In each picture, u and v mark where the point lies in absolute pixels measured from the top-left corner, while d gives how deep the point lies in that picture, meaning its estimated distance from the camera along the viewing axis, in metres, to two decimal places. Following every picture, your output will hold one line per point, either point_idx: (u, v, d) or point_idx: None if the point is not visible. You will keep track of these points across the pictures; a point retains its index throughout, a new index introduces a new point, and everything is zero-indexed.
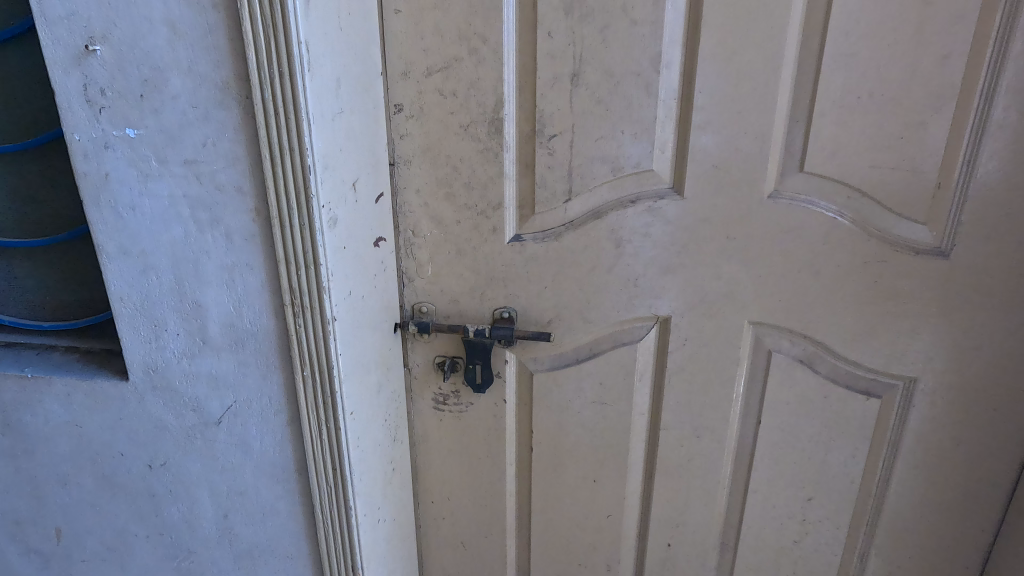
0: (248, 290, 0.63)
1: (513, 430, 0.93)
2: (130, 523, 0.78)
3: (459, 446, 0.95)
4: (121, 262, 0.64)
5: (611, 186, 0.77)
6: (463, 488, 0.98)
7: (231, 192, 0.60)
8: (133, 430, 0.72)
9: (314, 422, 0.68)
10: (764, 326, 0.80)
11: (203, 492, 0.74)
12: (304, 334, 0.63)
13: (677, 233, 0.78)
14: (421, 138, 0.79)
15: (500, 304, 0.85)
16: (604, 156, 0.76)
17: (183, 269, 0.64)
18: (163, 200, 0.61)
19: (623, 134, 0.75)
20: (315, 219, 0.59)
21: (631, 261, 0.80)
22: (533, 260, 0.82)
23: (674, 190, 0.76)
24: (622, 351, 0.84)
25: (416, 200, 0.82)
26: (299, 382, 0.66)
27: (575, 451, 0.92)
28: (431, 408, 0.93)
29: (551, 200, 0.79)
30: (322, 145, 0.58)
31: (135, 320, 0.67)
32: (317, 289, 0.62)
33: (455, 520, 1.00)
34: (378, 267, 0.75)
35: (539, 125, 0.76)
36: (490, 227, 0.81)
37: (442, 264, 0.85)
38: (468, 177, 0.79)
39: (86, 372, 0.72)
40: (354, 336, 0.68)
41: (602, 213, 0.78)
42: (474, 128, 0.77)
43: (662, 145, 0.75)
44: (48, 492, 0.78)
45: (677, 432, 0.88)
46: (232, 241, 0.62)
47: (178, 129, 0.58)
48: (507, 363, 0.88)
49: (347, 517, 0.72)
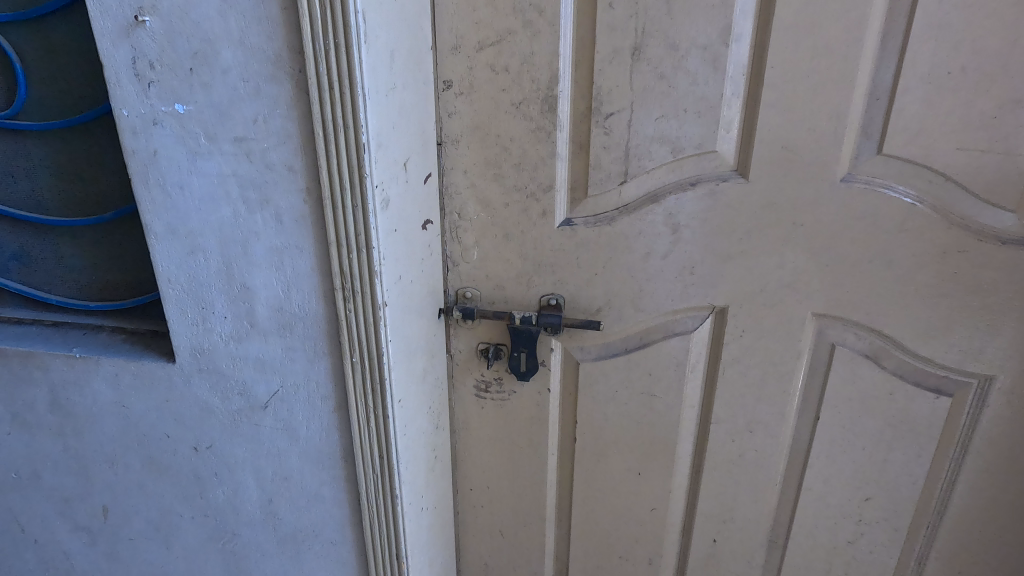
0: (297, 274, 0.61)
1: (556, 420, 0.91)
2: (176, 504, 0.78)
3: (500, 434, 0.94)
4: (169, 243, 0.63)
5: (670, 168, 0.73)
6: (502, 477, 0.96)
7: (281, 171, 0.57)
8: (180, 413, 0.72)
9: (361, 409, 0.66)
10: (828, 318, 0.76)
11: (248, 476, 0.73)
12: (354, 320, 0.61)
13: (738, 219, 0.73)
14: (471, 116, 0.75)
15: (547, 291, 0.82)
16: (664, 136, 0.72)
17: (231, 251, 0.61)
18: (212, 178, 0.59)
19: (686, 113, 0.70)
20: (368, 200, 0.57)
21: (688, 248, 0.76)
22: (583, 245, 0.79)
23: (738, 173, 0.72)
24: (674, 342, 0.81)
25: (463, 181, 0.79)
26: (347, 368, 0.64)
27: (619, 443, 0.89)
28: (473, 395, 0.92)
29: (605, 182, 0.75)
30: (376, 122, 0.55)
31: (182, 302, 0.65)
32: (369, 273, 0.59)
33: (493, 509, 0.99)
34: (425, 251, 0.73)
35: (595, 103, 0.72)
36: (539, 210, 0.78)
37: (488, 249, 0.82)
38: (518, 157, 0.76)
39: (133, 352, 0.71)
40: (403, 321, 0.66)
41: (659, 196, 0.74)
42: (526, 106, 0.73)
43: (728, 125, 0.70)
44: (96, 471, 0.79)
45: (728, 426, 0.84)
46: (281, 222, 0.59)
47: (228, 105, 0.56)
48: (553, 351, 0.86)
49: (393, 505, 0.71)
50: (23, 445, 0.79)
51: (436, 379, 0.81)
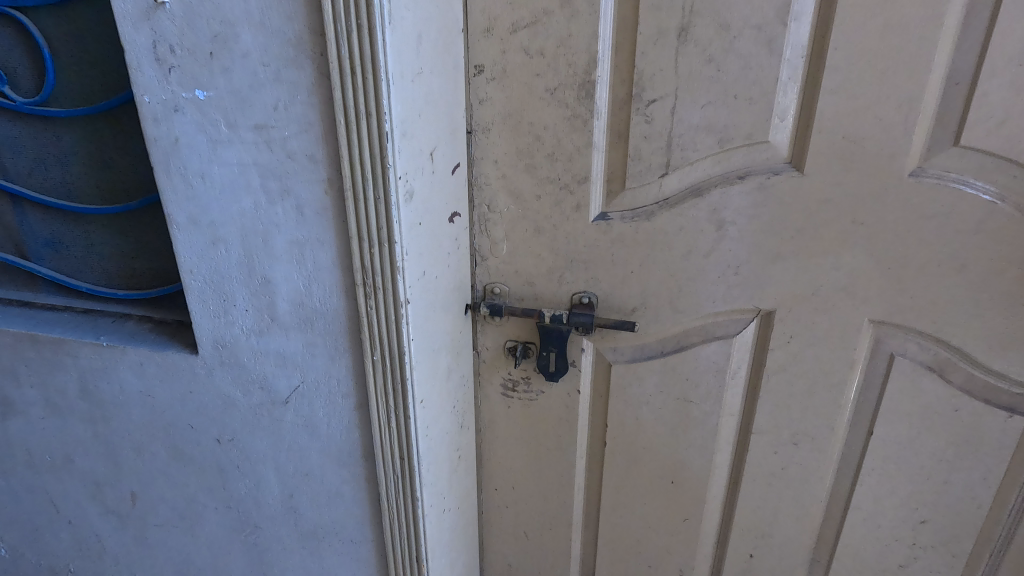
0: (318, 267, 0.59)
1: (586, 422, 0.87)
2: (200, 494, 0.78)
3: (527, 434, 0.90)
4: (191, 233, 0.61)
5: (716, 160, 0.68)
6: (528, 478, 0.93)
7: (303, 160, 0.55)
8: (203, 405, 0.71)
9: (382, 409, 0.64)
10: (888, 326, 0.70)
11: (269, 470, 0.73)
12: (375, 317, 0.59)
13: (790, 216, 0.67)
14: (503, 102, 0.71)
15: (579, 288, 0.78)
16: (711, 125, 0.66)
17: (252, 243, 0.60)
18: (232, 168, 0.57)
19: (736, 99, 0.64)
20: (391, 192, 0.54)
21: (733, 247, 0.71)
22: (619, 241, 0.74)
23: (792, 166, 0.66)
24: (714, 346, 0.76)
25: (493, 172, 0.75)
26: (369, 366, 0.62)
27: (652, 449, 0.85)
28: (499, 394, 0.88)
29: (645, 174, 0.70)
30: (400, 109, 0.52)
31: (204, 294, 0.64)
32: (391, 268, 0.57)
33: (519, 510, 0.96)
34: (452, 245, 0.70)
35: (636, 89, 0.67)
36: (573, 203, 0.74)
37: (518, 243, 0.78)
38: (552, 147, 0.72)
39: (158, 342, 0.71)
40: (427, 319, 0.63)
41: (703, 190, 0.69)
42: (562, 92, 0.69)
43: (782, 112, 0.64)
44: (123, 458, 0.79)
45: (771, 437, 0.79)
46: (302, 214, 0.57)
47: (248, 91, 0.53)
48: (584, 352, 0.82)
49: (413, 507, 0.69)
50: (56, 430, 0.80)
51: (461, 378, 0.78)
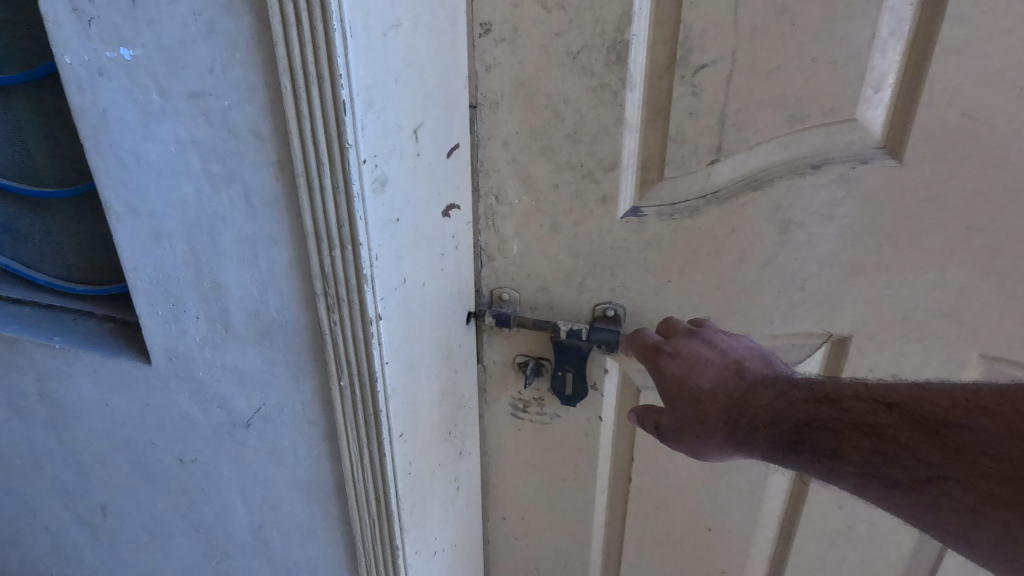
0: (273, 271, 0.48)
1: (608, 453, 0.74)
2: (168, 514, 0.70)
3: (540, 462, 0.78)
4: (131, 224, 0.51)
5: (784, 143, 0.52)
6: (541, 510, 0.82)
7: (247, 138, 0.44)
8: (162, 420, 0.62)
9: (354, 441, 0.53)
10: (1008, 365, 0.53)
11: (236, 497, 0.63)
12: (341, 333, 0.48)
13: (880, 218, 0.52)
14: (514, 69, 0.58)
15: (604, 298, 0.65)
16: (779, 98, 0.51)
17: (197, 238, 0.49)
18: (169, 146, 0.46)
19: (815, 63, 0.49)
20: (352, 180, 0.41)
21: (800, 255, 0.56)
22: (654, 243, 0.60)
23: (888, 154, 0.50)
24: None
25: (502, 155, 0.62)
26: (337, 391, 0.51)
27: (686, 490, 0.72)
28: (508, 414, 0.76)
29: (689, 161, 0.56)
30: (363, 71, 0.40)
31: (152, 296, 0.54)
32: (356, 276, 0.45)
33: (530, 543, 0.85)
34: (447, 245, 0.57)
35: (681, 51, 0.52)
36: (598, 196, 0.60)
37: (532, 241, 0.65)
38: (573, 125, 0.58)
39: (114, 347, 0.62)
40: (409, 336, 0.52)
41: (765, 182, 0.54)
42: (586, 56, 0.55)
43: (879, 81, 0.48)
44: (90, 470, 0.72)
45: (836, 489, 0.64)
46: (251, 206, 0.46)
47: (180, 49, 0.42)
48: (607, 373, 0.69)
49: (394, 555, 0.58)
50: (22, 433, 0.74)
51: (459, 400, 0.66)
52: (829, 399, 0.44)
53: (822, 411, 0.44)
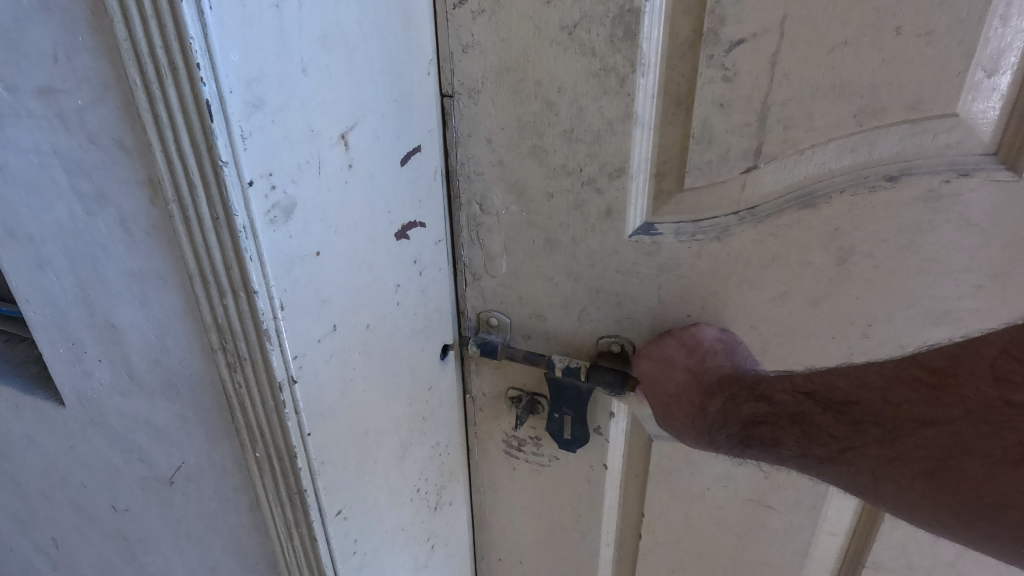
0: (167, 310, 0.41)
1: (616, 504, 0.63)
2: (112, 559, 0.64)
3: (538, 506, 0.68)
4: (15, 254, 0.44)
5: (849, 147, 0.39)
6: (539, 556, 0.72)
7: (110, 148, 0.36)
8: (89, 463, 0.56)
9: (279, 514, 0.47)
10: None
11: (172, 549, 0.57)
12: (251, 395, 0.41)
13: (984, 252, 0.38)
14: (496, 49, 0.46)
15: (609, 332, 0.53)
16: (844, 85, 0.37)
17: (83, 272, 0.42)
18: (35, 160, 0.38)
19: (898, 37, 0.35)
20: (234, 212, 0.33)
21: (864, 294, 0.42)
22: (672, 269, 0.48)
23: (1001, 164, 0.36)
24: None
25: (485, 156, 0.50)
26: (252, 462, 0.45)
27: (706, 557, 0.60)
28: (502, 451, 0.66)
29: (718, 167, 0.43)
30: (237, 58, 0.31)
31: (51, 335, 0.47)
32: (254, 322, 0.37)
33: None
34: (407, 275, 0.49)
35: (710, 23, 0.39)
36: (602, 208, 0.48)
37: (523, 260, 0.54)
38: (570, 120, 0.46)
39: (29, 384, 0.56)
40: (346, 395, 0.44)
41: (820, 198, 0.41)
42: (587, 30, 0.42)
43: (995, 62, 0.34)
44: (35, 503, 0.66)
45: None
46: (131, 234, 0.38)
47: (24, 38, 0.34)
48: (613, 417, 0.57)
49: None
50: None
51: (429, 449, 0.59)
52: (765, 396, 0.43)
53: (760, 408, 0.43)
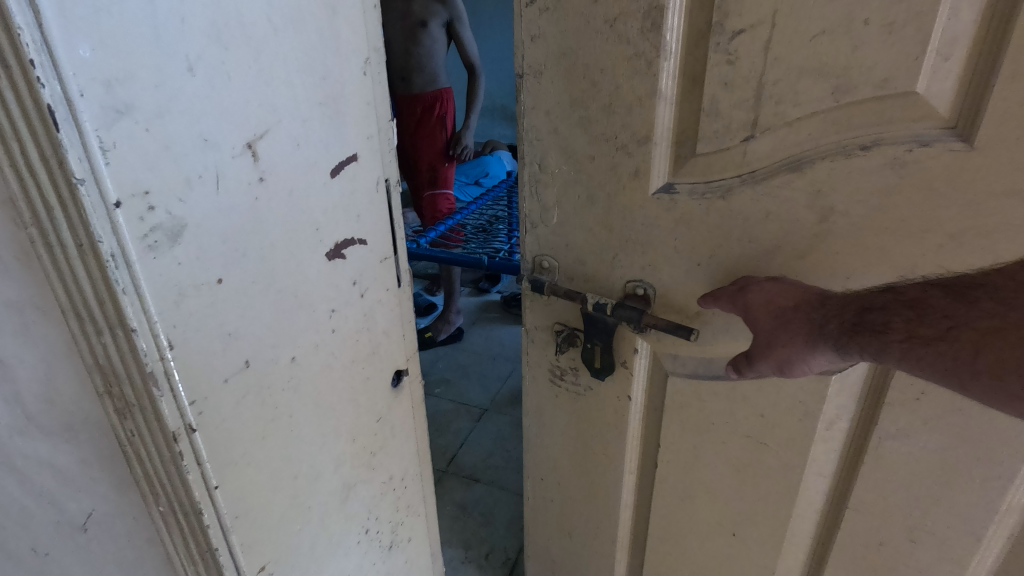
0: (44, 338, 0.45)
1: (637, 435, 0.73)
2: None
3: (575, 432, 0.80)
4: None
5: (829, 119, 0.46)
6: (574, 478, 0.84)
7: None
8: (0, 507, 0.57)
9: (186, 554, 0.53)
10: None
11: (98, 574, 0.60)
12: (152, 451, 0.46)
13: (943, 213, 0.43)
14: (556, 38, 0.58)
15: (635, 276, 0.63)
16: (822, 66, 0.45)
17: None
18: None
19: (867, 27, 0.42)
20: (99, 238, 0.36)
21: (842, 249, 0.49)
22: (686, 224, 0.57)
23: (958, 135, 0.42)
24: (803, 381, 0.55)
25: (545, 124, 0.63)
26: (159, 519, 0.52)
27: (711, 488, 0.68)
28: (547, 379, 0.79)
29: (723, 135, 0.52)
30: (87, 54, 0.33)
31: None
32: (129, 346, 0.41)
33: (563, 507, 0.88)
34: (342, 299, 0.56)
35: (717, 15, 0.48)
36: (631, 169, 0.59)
37: (571, 212, 0.66)
38: (609, 96, 0.57)
39: None
40: (264, 441, 0.51)
41: (805, 163, 0.48)
42: (623, 24, 0.53)
43: (948, 47, 0.40)
44: None
45: (875, 524, 0.56)
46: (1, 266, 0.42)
47: None
48: (636, 353, 0.67)
49: None
50: None
51: (380, 483, 0.69)
52: (891, 290, 0.45)
53: (882, 296, 0.44)
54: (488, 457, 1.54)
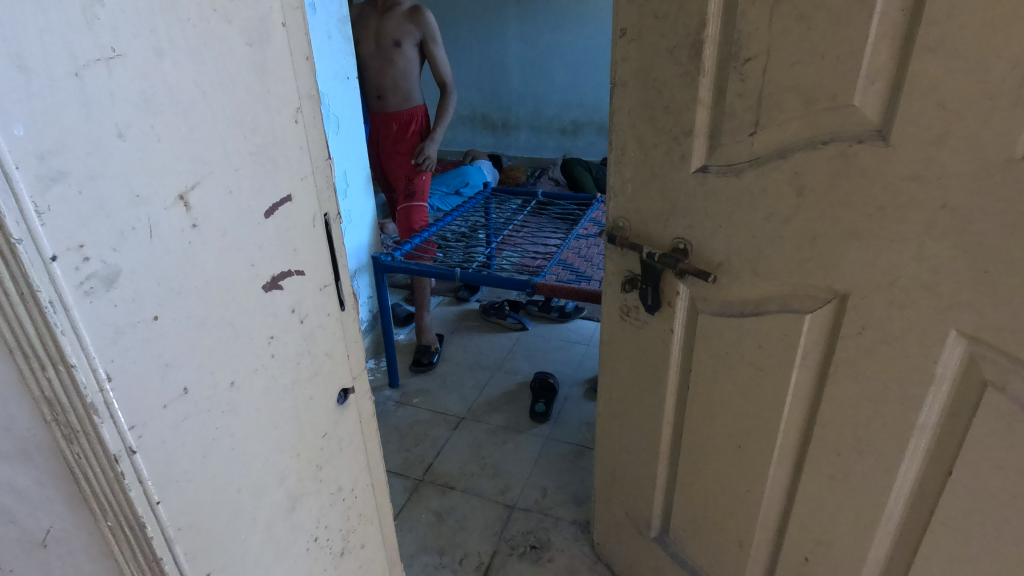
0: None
1: (676, 364, 0.95)
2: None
3: (634, 360, 1.04)
4: None
5: (802, 122, 0.65)
6: (631, 399, 1.08)
7: None
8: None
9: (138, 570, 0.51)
10: (984, 348, 0.58)
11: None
12: (94, 467, 0.45)
13: (873, 191, 0.61)
14: (636, 60, 0.83)
15: (679, 234, 0.86)
16: (798, 85, 0.64)
17: None
18: None
19: (824, 58, 0.61)
20: (38, 287, 0.36)
21: (811, 217, 0.68)
22: (712, 194, 0.79)
23: (880, 136, 0.59)
24: (786, 319, 0.74)
25: (626, 120, 0.88)
26: (106, 529, 0.51)
27: (725, 409, 0.88)
28: (619, 314, 1.04)
29: (738, 131, 0.72)
30: (23, 133, 0.33)
31: None
32: (76, 392, 0.41)
33: (621, 424, 1.12)
34: (282, 326, 0.54)
35: (734, 48, 0.69)
36: (680, 154, 0.81)
37: (640, 185, 0.90)
38: (668, 100, 0.80)
39: None
40: (207, 459, 0.49)
41: (788, 153, 0.67)
42: (678, 51, 0.76)
43: (874, 74, 0.58)
44: None
45: (836, 435, 0.75)
46: None
47: None
48: (677, 294, 0.89)
49: None
50: None
51: (328, 494, 0.67)
52: None
53: None
54: (462, 465, 1.94)
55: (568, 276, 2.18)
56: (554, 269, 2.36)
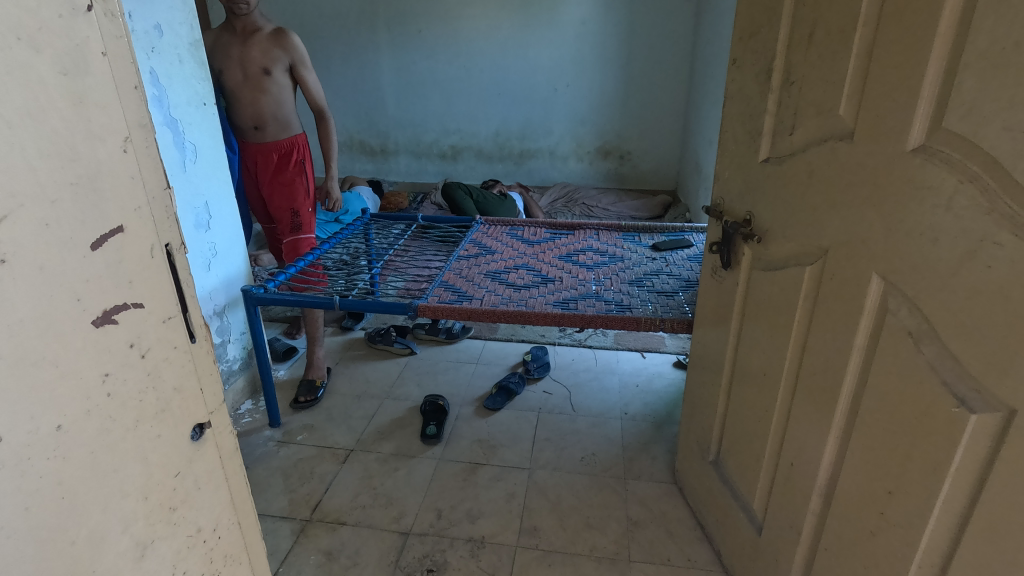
0: None
1: (736, 302, 1.50)
2: None
3: (718, 300, 1.61)
4: None
5: (816, 126, 1.11)
6: (714, 332, 1.66)
7: None
8: None
9: None
10: (888, 284, 0.95)
11: None
12: None
13: (843, 171, 1.03)
14: (740, 80, 1.40)
15: (746, 211, 1.41)
16: (817, 102, 1.10)
17: None
18: None
19: (829, 82, 1.06)
20: None
21: (812, 195, 1.13)
22: (768, 177, 1.30)
23: (848, 136, 1.02)
24: (796, 270, 1.20)
25: (732, 124, 1.45)
26: None
27: (762, 337, 1.38)
28: (712, 272, 1.63)
29: (785, 131, 1.22)
30: None
31: None
32: None
33: (709, 355, 1.71)
34: (119, 360, 0.67)
35: (789, 75, 1.19)
36: (755, 148, 1.35)
37: (733, 173, 1.47)
38: (752, 109, 1.35)
39: None
40: (25, 509, 0.58)
41: (807, 149, 1.14)
42: (761, 76, 1.30)
43: (850, 95, 1.01)
44: None
45: (816, 361, 1.16)
46: None
47: None
48: (741, 255, 1.45)
49: None
50: None
51: (186, 537, 0.81)
52: None
53: None
54: (351, 499, 2.22)
55: (448, 295, 2.56)
56: (446, 296, 2.56)
